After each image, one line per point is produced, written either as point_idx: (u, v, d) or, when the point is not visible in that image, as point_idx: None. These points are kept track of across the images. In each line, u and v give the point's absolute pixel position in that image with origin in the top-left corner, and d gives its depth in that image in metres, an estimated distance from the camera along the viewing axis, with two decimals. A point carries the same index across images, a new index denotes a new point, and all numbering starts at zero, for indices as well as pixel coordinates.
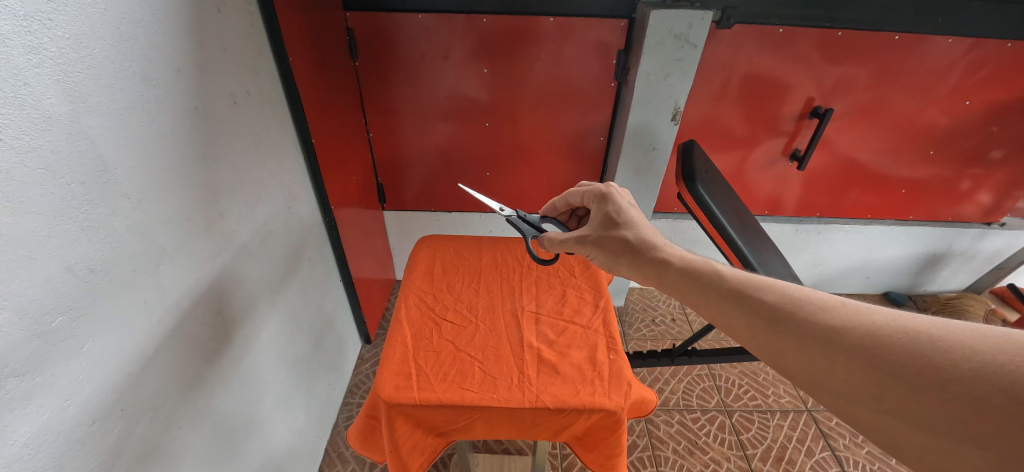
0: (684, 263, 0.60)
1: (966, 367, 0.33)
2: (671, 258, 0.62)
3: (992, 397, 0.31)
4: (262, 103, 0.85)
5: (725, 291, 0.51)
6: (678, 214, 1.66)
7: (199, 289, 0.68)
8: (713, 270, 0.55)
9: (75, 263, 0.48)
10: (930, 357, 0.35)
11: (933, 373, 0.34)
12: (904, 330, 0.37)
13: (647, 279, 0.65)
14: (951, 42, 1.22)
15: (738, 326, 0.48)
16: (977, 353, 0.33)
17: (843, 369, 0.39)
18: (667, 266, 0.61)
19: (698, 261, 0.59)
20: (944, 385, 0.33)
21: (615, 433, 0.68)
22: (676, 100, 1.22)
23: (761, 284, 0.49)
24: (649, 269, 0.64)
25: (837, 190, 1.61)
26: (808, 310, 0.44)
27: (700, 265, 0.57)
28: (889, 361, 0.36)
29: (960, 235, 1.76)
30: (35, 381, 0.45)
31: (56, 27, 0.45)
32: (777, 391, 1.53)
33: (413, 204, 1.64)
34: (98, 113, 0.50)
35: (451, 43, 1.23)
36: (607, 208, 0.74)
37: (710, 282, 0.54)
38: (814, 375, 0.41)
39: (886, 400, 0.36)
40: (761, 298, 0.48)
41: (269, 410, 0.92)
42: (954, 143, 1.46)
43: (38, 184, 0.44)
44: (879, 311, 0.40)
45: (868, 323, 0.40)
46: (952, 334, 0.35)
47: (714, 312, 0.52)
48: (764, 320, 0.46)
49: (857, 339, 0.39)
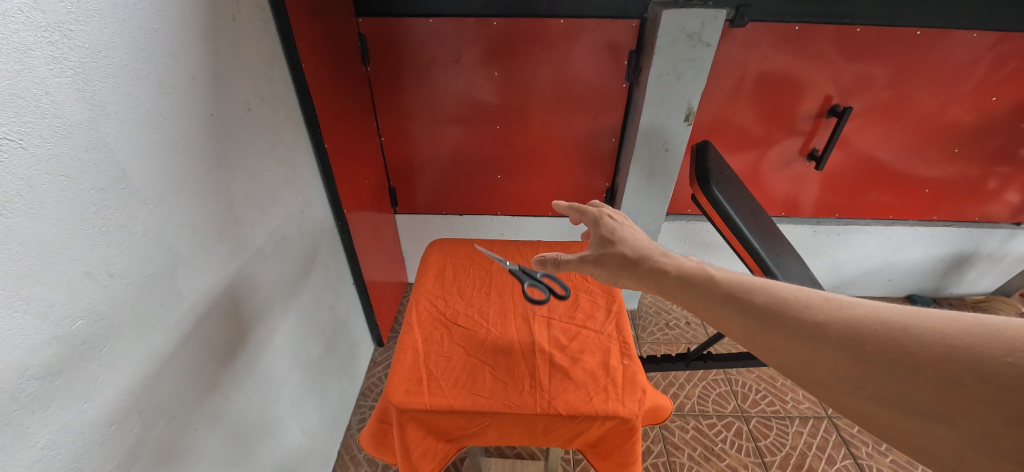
0: (679, 269, 0.58)
1: (937, 351, 0.32)
2: (667, 265, 0.60)
3: (962, 379, 0.31)
4: (276, 110, 0.86)
5: (720, 293, 0.50)
6: (692, 216, 1.65)
7: (214, 294, 0.69)
8: (707, 274, 0.54)
9: (95, 268, 0.49)
10: (903, 343, 0.34)
11: (906, 359, 0.33)
12: (880, 320, 0.37)
13: (643, 285, 0.63)
14: (976, 36, 1.18)
15: (733, 327, 0.47)
16: (949, 339, 0.33)
17: (829, 361, 0.38)
18: (662, 273, 0.60)
19: (692, 267, 0.58)
20: (916, 369, 0.33)
21: (630, 441, 0.67)
22: (689, 100, 1.20)
23: (753, 285, 0.48)
24: (645, 277, 0.62)
25: (856, 190, 1.56)
26: (796, 305, 0.43)
27: (694, 271, 0.56)
28: (867, 350, 0.36)
29: (988, 236, 1.70)
30: (56, 383, 0.46)
31: (77, 37, 0.46)
32: (796, 396, 1.49)
33: (425, 208, 1.64)
34: (117, 121, 0.51)
35: (462, 47, 1.23)
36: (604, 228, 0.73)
37: (702, 286, 0.53)
38: (805, 369, 0.40)
39: (868, 387, 0.35)
40: (752, 299, 0.46)
41: (283, 412, 0.92)
42: (981, 141, 1.41)
43: (59, 190, 0.45)
44: (858, 302, 0.39)
45: (848, 314, 0.39)
46: (925, 321, 0.34)
47: (710, 314, 0.50)
48: (756, 319, 0.44)
49: (839, 331, 0.38)
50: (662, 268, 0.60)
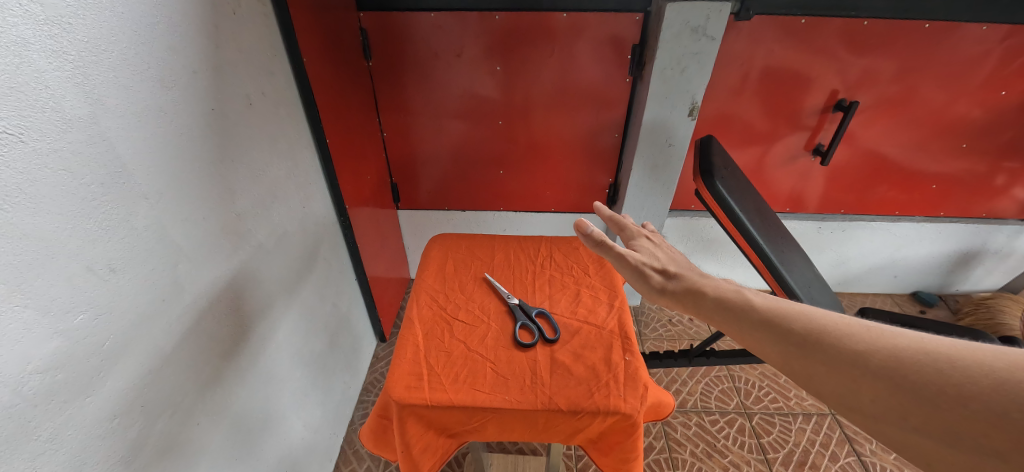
0: (715, 289, 0.53)
1: (985, 384, 0.30)
2: (704, 285, 0.54)
3: (1013, 414, 0.28)
4: (277, 104, 0.85)
5: (754, 315, 0.45)
6: (695, 212, 1.64)
7: (216, 288, 0.69)
8: (741, 294, 0.49)
9: (95, 262, 0.49)
10: (950, 375, 0.31)
11: (952, 391, 0.31)
12: (924, 350, 0.33)
13: (672, 304, 0.58)
14: (986, 29, 1.16)
15: (766, 350, 0.42)
16: (999, 372, 0.30)
17: (868, 389, 0.34)
18: (697, 293, 0.54)
19: (728, 288, 0.52)
20: (961, 401, 0.30)
21: (632, 436, 0.67)
22: (693, 94, 1.19)
23: (790, 307, 0.44)
24: (677, 297, 0.57)
25: (862, 186, 1.55)
26: (835, 329, 0.39)
27: (732, 292, 0.50)
28: (911, 380, 0.32)
29: (995, 233, 1.68)
30: (59, 377, 0.46)
31: (75, 31, 0.46)
32: (799, 393, 1.49)
33: (427, 203, 1.64)
34: (117, 115, 0.50)
35: (464, 42, 1.22)
36: (643, 240, 0.69)
37: (740, 310, 0.47)
38: (841, 395, 0.36)
39: (911, 418, 0.32)
40: (789, 320, 0.42)
41: (285, 407, 0.93)
42: (989, 136, 1.39)
43: (59, 185, 0.45)
44: (900, 331, 0.36)
45: (888, 341, 0.35)
46: (972, 354, 0.32)
47: (742, 335, 0.46)
48: (793, 343, 0.40)
49: (881, 359, 0.34)
50: (698, 288, 0.54)
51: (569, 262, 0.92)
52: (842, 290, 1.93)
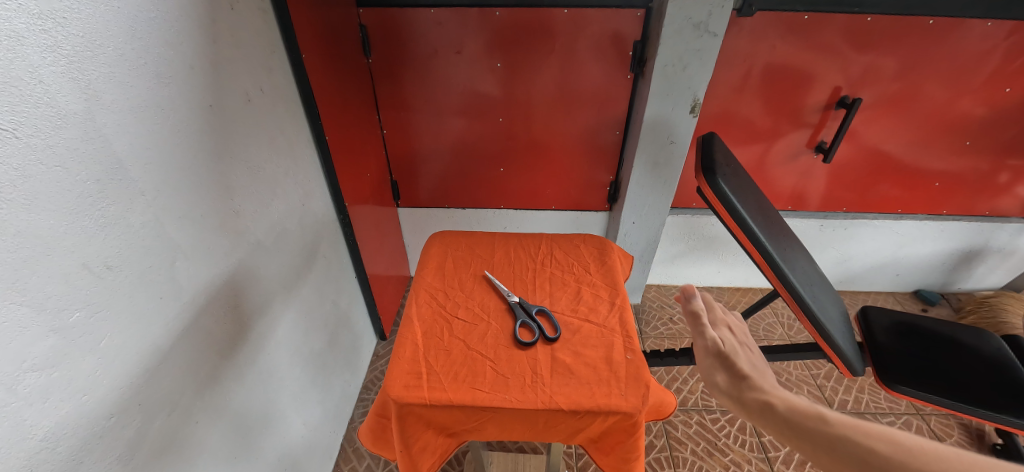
0: (787, 404, 0.51)
1: None
2: (775, 397, 0.53)
3: None
4: (276, 101, 0.85)
5: (833, 440, 0.44)
6: (697, 210, 1.63)
7: (214, 286, 0.69)
8: (817, 413, 0.48)
9: (92, 260, 0.49)
10: None
11: None
12: None
13: (740, 409, 0.56)
14: (990, 25, 1.16)
15: None
16: None
17: None
18: (766, 406, 0.52)
19: (803, 404, 0.51)
20: None
21: (633, 436, 0.67)
22: (695, 91, 1.18)
23: (871, 433, 0.42)
24: (746, 406, 0.55)
25: (865, 184, 1.54)
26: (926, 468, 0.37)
27: (807, 411, 0.49)
28: None
29: (998, 231, 1.67)
30: (53, 375, 0.46)
31: (70, 25, 0.45)
32: (801, 392, 1.48)
33: (427, 201, 1.64)
34: (113, 111, 0.50)
35: (464, 38, 1.22)
36: (725, 330, 0.69)
37: (818, 434, 0.45)
38: None
39: None
40: (874, 453, 0.40)
41: (285, 405, 0.93)
42: (993, 133, 1.38)
43: (55, 181, 0.44)
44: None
45: None
46: None
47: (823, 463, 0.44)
48: None
49: None
50: (767, 401, 0.52)
51: (569, 260, 0.92)
52: (844, 288, 1.92)
